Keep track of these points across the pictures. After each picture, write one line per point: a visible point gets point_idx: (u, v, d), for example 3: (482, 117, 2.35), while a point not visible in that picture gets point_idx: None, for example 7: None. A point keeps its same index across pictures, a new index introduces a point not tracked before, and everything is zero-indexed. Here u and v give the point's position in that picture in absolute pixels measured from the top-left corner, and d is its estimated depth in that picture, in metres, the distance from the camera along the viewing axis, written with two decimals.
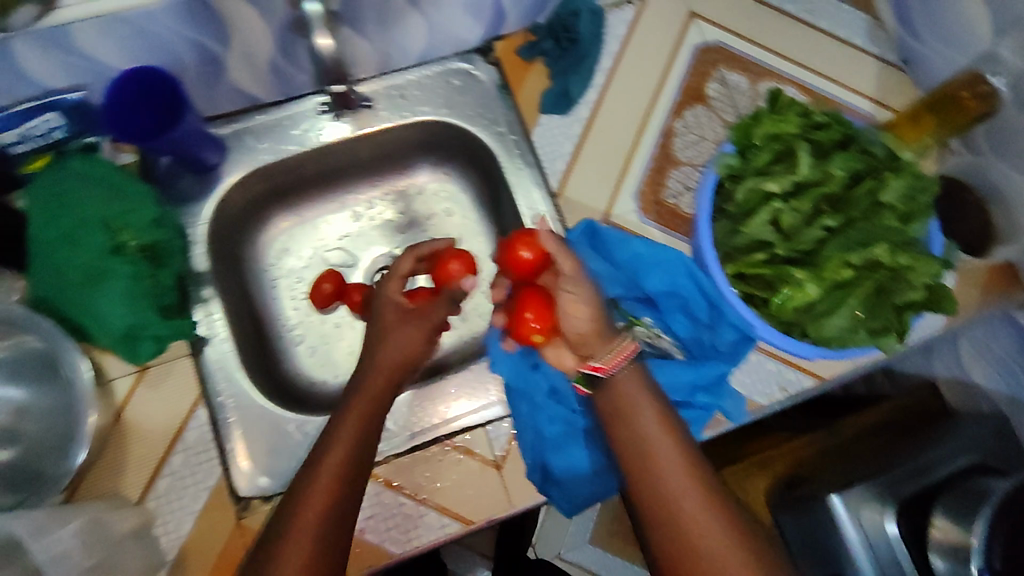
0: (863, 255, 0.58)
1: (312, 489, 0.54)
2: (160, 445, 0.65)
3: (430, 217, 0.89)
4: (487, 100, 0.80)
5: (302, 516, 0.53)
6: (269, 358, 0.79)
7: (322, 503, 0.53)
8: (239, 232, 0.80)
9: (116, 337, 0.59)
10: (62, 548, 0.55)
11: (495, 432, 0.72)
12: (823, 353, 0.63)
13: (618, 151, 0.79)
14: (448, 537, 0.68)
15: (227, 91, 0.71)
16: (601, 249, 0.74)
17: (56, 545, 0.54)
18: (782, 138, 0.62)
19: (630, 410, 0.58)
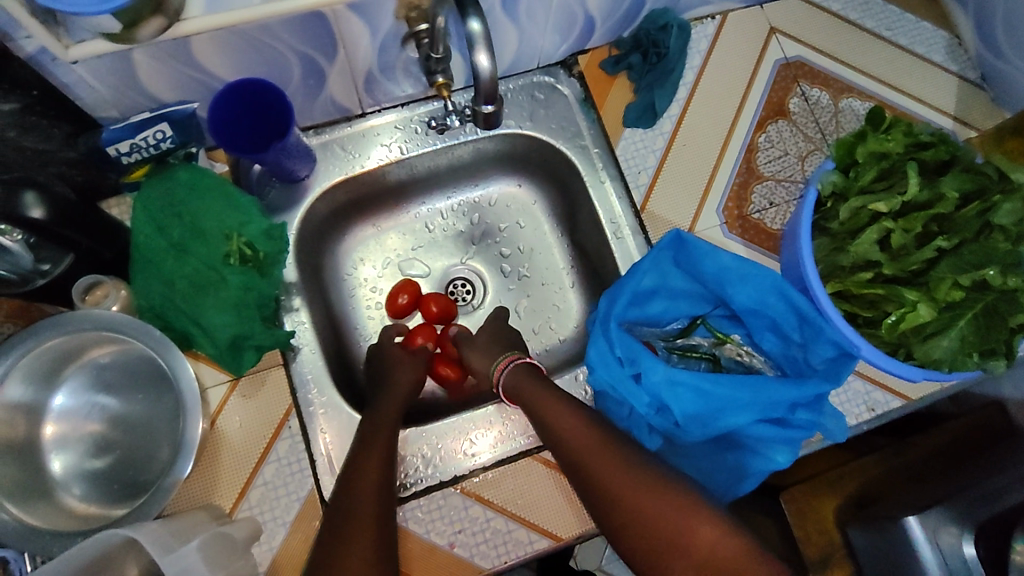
0: (975, 277, 0.57)
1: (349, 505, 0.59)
2: (254, 454, 0.65)
3: (504, 228, 0.89)
4: (569, 113, 0.81)
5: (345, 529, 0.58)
6: (349, 368, 0.79)
7: (364, 515, 0.58)
8: (321, 241, 0.80)
9: (222, 346, 0.60)
10: (186, 565, 0.53)
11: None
12: (928, 375, 0.61)
13: (702, 166, 0.79)
14: (536, 553, 0.67)
15: (324, 101, 0.72)
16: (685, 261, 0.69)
17: (181, 562, 0.53)
18: (889, 157, 0.62)
19: (594, 444, 0.63)
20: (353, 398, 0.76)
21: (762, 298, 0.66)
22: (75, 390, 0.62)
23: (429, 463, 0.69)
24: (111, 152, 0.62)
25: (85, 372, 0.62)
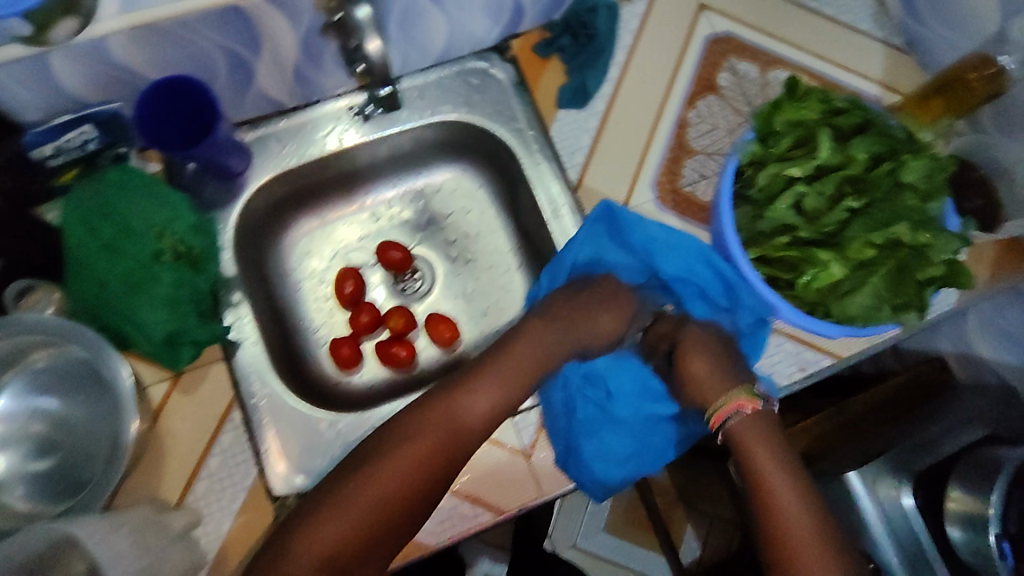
0: (886, 234, 0.60)
1: (350, 488, 0.61)
2: (197, 446, 0.68)
3: (448, 214, 0.91)
4: (503, 97, 0.81)
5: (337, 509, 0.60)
6: (296, 358, 0.81)
7: (361, 500, 0.61)
8: (261, 237, 0.81)
9: (158, 343, 0.61)
10: (119, 552, 0.54)
11: (523, 423, 0.73)
12: (847, 331, 0.65)
13: (634, 143, 0.81)
14: (481, 526, 0.69)
15: (255, 96, 0.73)
16: (619, 232, 0.77)
17: (111, 549, 0.54)
18: (804, 124, 0.64)
19: (753, 446, 0.65)
20: (299, 388, 0.78)
21: (689, 266, 0.74)
22: (14, 394, 0.62)
23: None
24: (36, 154, 0.63)
25: (22, 377, 0.62)
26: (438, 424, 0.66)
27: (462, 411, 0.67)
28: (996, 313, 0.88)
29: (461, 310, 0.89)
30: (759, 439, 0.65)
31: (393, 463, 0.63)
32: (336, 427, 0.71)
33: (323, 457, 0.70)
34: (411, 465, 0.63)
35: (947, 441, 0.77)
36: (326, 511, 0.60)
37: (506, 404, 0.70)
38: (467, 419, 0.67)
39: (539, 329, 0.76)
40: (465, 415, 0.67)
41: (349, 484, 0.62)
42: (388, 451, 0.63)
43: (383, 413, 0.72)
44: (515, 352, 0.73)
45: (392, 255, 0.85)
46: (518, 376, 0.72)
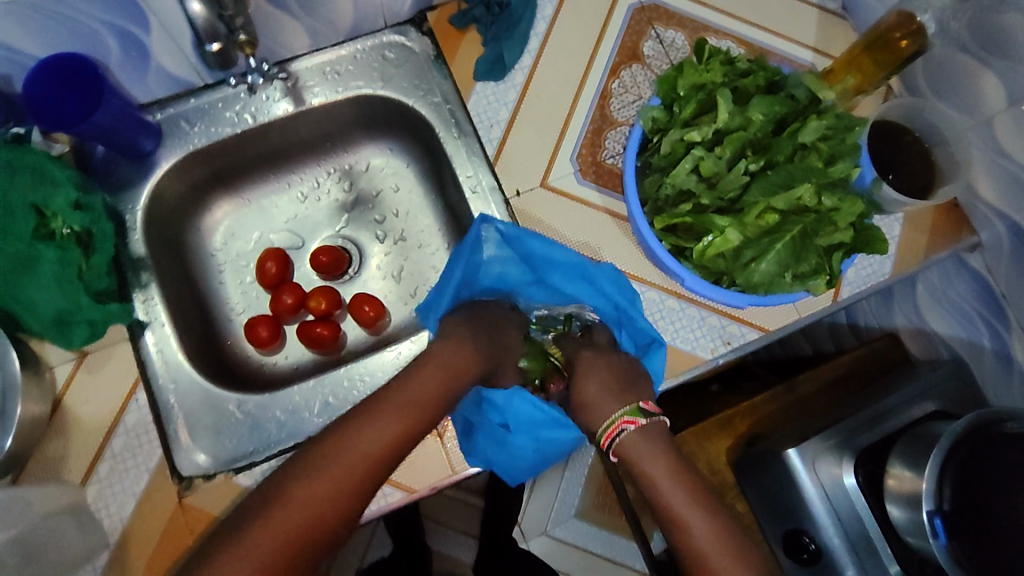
0: (787, 198, 0.58)
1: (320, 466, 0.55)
2: (102, 427, 0.66)
3: (377, 194, 0.89)
4: (421, 71, 0.80)
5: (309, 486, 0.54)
6: (216, 342, 0.80)
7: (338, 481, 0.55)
8: (178, 219, 0.80)
9: (48, 322, 0.61)
10: None
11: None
12: (753, 302, 0.63)
13: (555, 115, 0.79)
14: (390, 506, 0.68)
15: (157, 74, 0.71)
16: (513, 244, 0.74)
17: None
18: (706, 87, 0.62)
19: (644, 463, 0.63)
20: (217, 369, 0.77)
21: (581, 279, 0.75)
22: None
23: (283, 426, 0.70)
24: None
25: None
26: (397, 405, 0.61)
27: (358, 438, 0.58)
28: (946, 284, 0.90)
29: (390, 292, 0.87)
30: (650, 454, 0.63)
31: (302, 492, 0.54)
32: (245, 407, 0.70)
33: (232, 440, 0.69)
34: (330, 489, 0.55)
35: (902, 412, 0.85)
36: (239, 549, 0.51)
37: (403, 440, 0.60)
38: (375, 445, 0.58)
39: (432, 364, 0.65)
40: (363, 440, 0.58)
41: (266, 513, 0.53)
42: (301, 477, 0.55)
43: (293, 396, 0.71)
44: (433, 368, 0.65)
45: (320, 258, 0.84)
46: (415, 410, 0.61)
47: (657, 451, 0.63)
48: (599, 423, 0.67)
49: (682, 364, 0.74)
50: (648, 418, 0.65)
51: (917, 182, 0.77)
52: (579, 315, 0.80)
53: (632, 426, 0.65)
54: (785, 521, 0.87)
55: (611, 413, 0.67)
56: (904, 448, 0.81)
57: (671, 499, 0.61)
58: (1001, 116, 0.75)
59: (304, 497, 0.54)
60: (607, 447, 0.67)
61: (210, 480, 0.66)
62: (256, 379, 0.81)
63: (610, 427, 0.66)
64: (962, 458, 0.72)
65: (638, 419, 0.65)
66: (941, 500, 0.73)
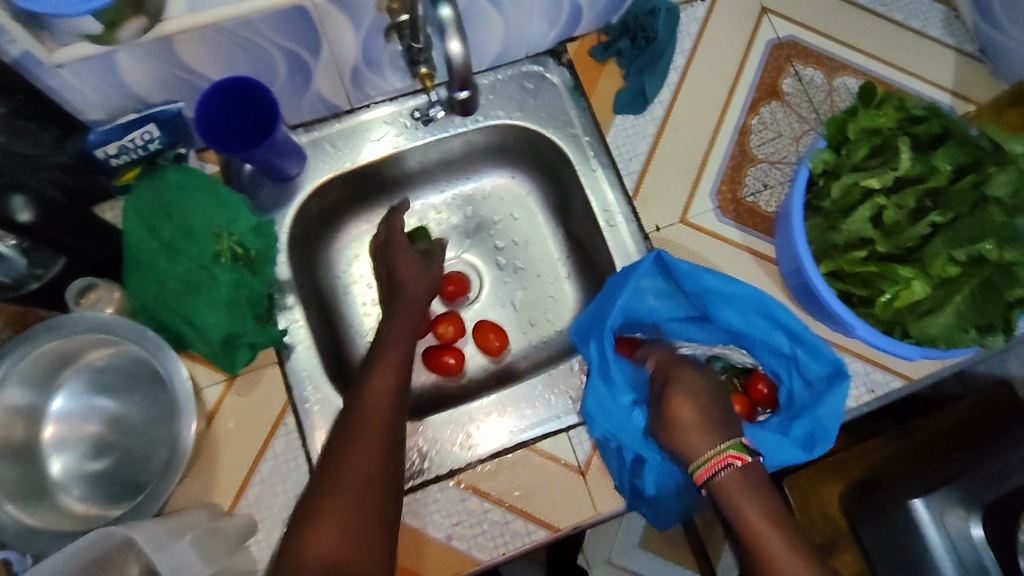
0: (971, 251, 0.57)
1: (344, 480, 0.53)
2: (251, 452, 0.65)
3: (498, 221, 0.89)
4: (560, 102, 0.79)
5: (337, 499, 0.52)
6: (345, 364, 0.79)
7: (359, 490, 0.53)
8: (313, 241, 0.81)
9: (216, 345, 0.60)
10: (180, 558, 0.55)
11: (578, 439, 0.70)
12: (925, 353, 0.61)
13: (695, 150, 0.78)
14: (534, 544, 0.66)
15: (312, 98, 0.72)
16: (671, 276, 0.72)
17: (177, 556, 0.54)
18: (881, 133, 0.62)
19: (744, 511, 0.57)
20: (348, 393, 0.77)
21: (747, 317, 0.71)
22: (74, 393, 0.62)
23: (425, 457, 0.69)
24: (98, 154, 0.61)
25: (79, 376, 0.62)
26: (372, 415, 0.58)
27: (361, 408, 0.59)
28: None
29: (509, 320, 0.87)
30: (744, 495, 0.58)
31: (336, 481, 0.53)
32: None
33: None
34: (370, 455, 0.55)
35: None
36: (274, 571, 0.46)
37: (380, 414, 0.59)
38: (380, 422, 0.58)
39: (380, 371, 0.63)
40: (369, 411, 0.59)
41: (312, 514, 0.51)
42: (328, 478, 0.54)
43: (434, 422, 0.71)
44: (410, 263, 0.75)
45: (446, 288, 0.84)
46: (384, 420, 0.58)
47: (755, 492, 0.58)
48: (694, 456, 0.61)
49: None
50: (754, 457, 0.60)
51: None
52: (727, 356, 0.74)
53: (739, 461, 0.60)
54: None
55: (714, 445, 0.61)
56: None
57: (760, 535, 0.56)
58: None
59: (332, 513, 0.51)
60: (701, 480, 0.60)
61: None
62: None
63: (714, 458, 0.60)
64: None
65: (743, 454, 0.60)
66: None
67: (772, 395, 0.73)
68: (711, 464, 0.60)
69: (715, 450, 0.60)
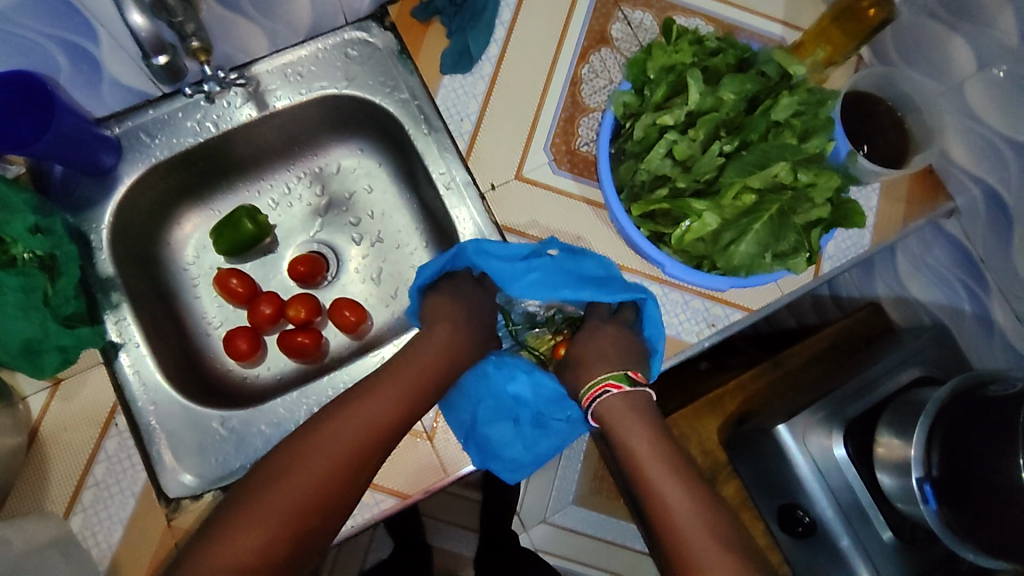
0: (762, 177, 0.57)
1: (287, 484, 0.59)
2: (82, 455, 0.64)
3: (351, 196, 0.87)
4: (386, 67, 0.77)
5: (276, 494, 0.59)
6: (196, 358, 0.79)
7: (300, 494, 0.59)
8: (148, 235, 0.78)
9: (14, 351, 0.58)
10: None
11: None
12: (734, 283, 0.62)
13: (527, 104, 0.77)
14: (382, 514, 0.67)
15: (113, 87, 0.69)
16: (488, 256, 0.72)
17: None
18: (676, 69, 0.61)
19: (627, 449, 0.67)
20: (198, 384, 0.76)
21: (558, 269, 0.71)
22: None
23: (269, 440, 0.69)
24: None
25: None
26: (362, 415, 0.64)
27: (377, 395, 0.65)
28: (926, 245, 0.90)
29: (371, 294, 0.86)
30: (626, 419, 0.68)
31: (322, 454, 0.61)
32: (228, 424, 0.69)
33: (216, 458, 0.68)
34: (315, 479, 0.60)
35: (887, 381, 0.86)
36: (259, 499, 0.58)
37: (426, 389, 0.67)
38: (379, 413, 0.63)
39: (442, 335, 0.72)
40: (378, 409, 0.64)
41: (286, 473, 0.60)
42: (314, 452, 0.61)
43: (276, 404, 0.70)
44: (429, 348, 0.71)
45: (297, 269, 0.82)
46: (421, 386, 0.67)
47: (638, 415, 0.69)
48: (584, 381, 0.71)
49: (667, 350, 0.73)
50: (634, 385, 0.69)
51: (892, 149, 0.77)
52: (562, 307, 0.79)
53: (615, 390, 0.69)
54: (780, 496, 0.88)
55: (595, 376, 0.70)
56: (892, 416, 0.82)
57: (652, 480, 0.65)
58: (971, 80, 0.75)
59: (267, 504, 0.58)
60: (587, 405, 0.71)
61: (197, 501, 0.67)
62: (238, 394, 0.79)
63: (593, 388, 0.70)
64: (945, 425, 0.74)
65: (621, 384, 0.69)
66: (930, 467, 0.74)
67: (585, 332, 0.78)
68: (591, 391, 0.70)
69: (597, 378, 0.70)
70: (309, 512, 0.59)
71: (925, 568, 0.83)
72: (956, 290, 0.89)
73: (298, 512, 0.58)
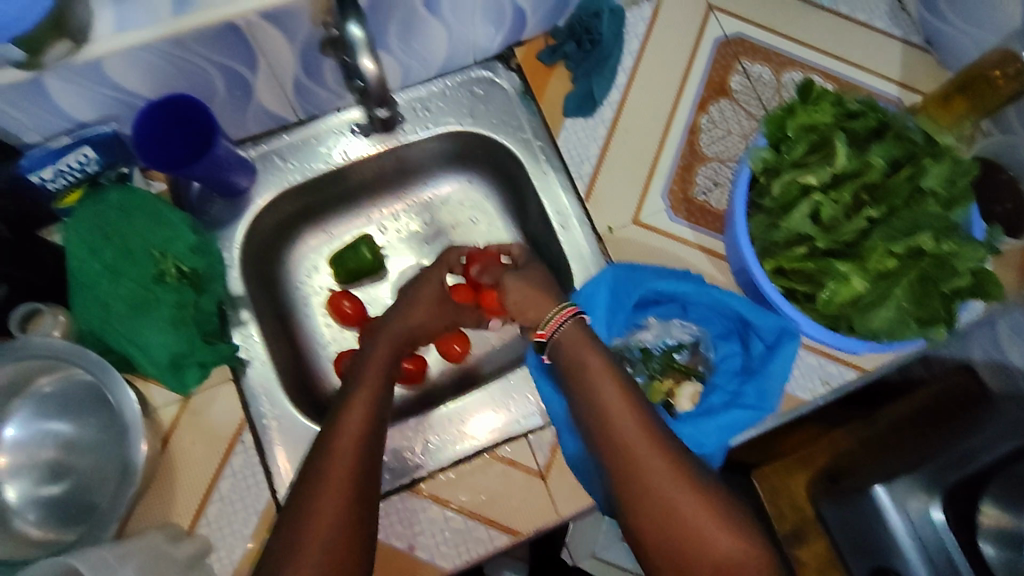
0: (908, 244, 0.58)
1: (324, 481, 0.58)
2: (209, 469, 0.66)
3: (456, 226, 0.89)
4: (510, 107, 0.80)
5: (320, 498, 0.57)
6: (306, 377, 0.80)
7: (337, 492, 0.58)
8: (268, 254, 0.80)
9: (162, 366, 0.60)
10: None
11: (538, 443, 0.71)
12: (871, 346, 0.63)
13: (646, 150, 0.79)
14: (497, 549, 0.67)
15: (257, 113, 0.72)
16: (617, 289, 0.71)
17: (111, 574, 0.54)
18: (817, 129, 0.62)
19: (605, 414, 0.60)
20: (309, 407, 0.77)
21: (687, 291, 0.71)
22: (24, 420, 0.63)
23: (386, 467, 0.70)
24: (32, 179, 0.59)
25: (30, 403, 0.63)
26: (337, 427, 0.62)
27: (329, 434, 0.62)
28: None
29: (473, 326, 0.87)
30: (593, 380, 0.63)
31: (327, 474, 0.59)
32: None
33: None
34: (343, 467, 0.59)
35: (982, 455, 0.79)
36: (312, 501, 0.57)
37: (369, 418, 0.64)
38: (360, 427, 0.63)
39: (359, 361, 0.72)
40: (350, 423, 0.63)
41: (310, 488, 0.58)
42: (299, 525, 0.56)
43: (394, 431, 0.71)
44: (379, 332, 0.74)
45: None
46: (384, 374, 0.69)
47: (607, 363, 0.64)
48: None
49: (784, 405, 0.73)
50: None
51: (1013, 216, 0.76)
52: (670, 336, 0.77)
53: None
54: None
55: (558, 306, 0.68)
56: (999, 489, 0.78)
57: (625, 435, 0.59)
58: None
59: (319, 513, 0.57)
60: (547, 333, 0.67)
61: None
62: None
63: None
64: None
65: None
66: None
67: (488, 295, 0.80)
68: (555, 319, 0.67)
69: (557, 309, 0.67)
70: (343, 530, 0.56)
71: None
72: None
73: (335, 527, 0.56)
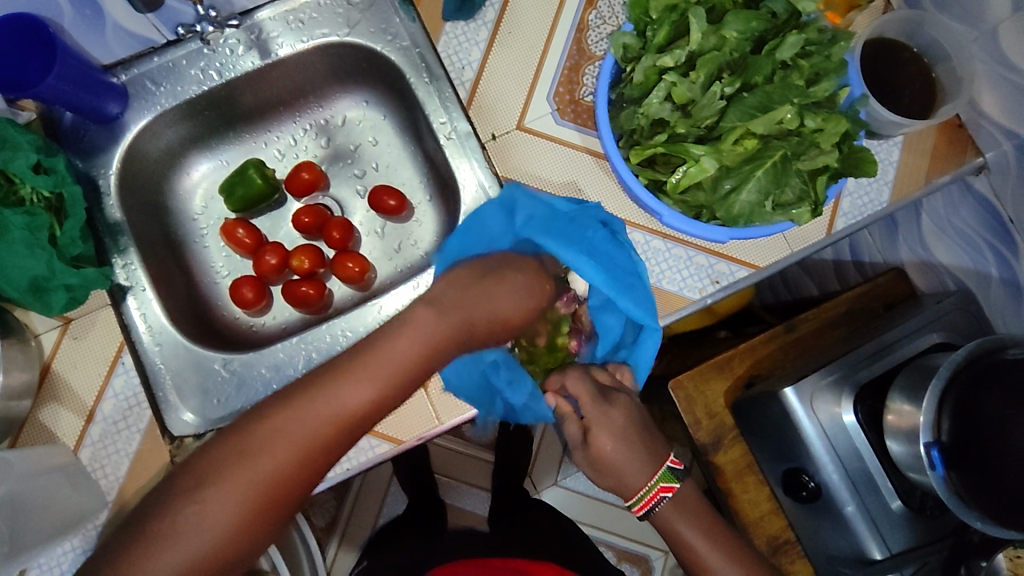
0: (766, 122, 0.56)
1: (292, 419, 0.52)
2: (92, 391, 0.68)
3: (356, 148, 0.87)
4: (387, 14, 0.76)
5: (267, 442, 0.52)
6: (204, 306, 0.82)
7: (296, 449, 0.52)
8: (154, 183, 0.80)
9: (22, 289, 0.61)
10: None
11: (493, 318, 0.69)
12: (732, 234, 0.60)
13: (531, 52, 0.75)
14: (378, 457, 0.68)
15: (117, 32, 0.70)
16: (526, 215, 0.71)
17: None
18: (678, 7, 0.58)
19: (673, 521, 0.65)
20: (206, 332, 0.78)
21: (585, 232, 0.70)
22: None
23: (269, 383, 0.72)
24: None
25: None
26: (322, 401, 0.53)
27: (336, 395, 0.54)
28: (951, 212, 0.86)
29: (375, 247, 0.86)
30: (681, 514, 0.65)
31: (303, 420, 0.53)
32: (230, 366, 0.72)
33: (215, 398, 0.71)
34: (300, 442, 0.52)
35: (901, 345, 0.81)
36: (254, 440, 0.52)
37: (386, 398, 0.56)
38: (270, 476, 0.51)
39: (435, 318, 0.60)
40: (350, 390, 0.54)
41: (260, 422, 0.53)
42: (211, 478, 0.50)
43: (276, 349, 0.72)
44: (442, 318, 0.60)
45: (302, 220, 0.83)
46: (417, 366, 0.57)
47: (694, 512, 0.66)
48: (629, 494, 0.65)
49: (669, 305, 0.72)
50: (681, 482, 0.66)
51: (916, 102, 0.72)
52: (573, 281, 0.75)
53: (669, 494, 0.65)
54: (786, 460, 0.84)
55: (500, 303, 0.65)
56: (904, 384, 0.77)
57: (691, 542, 0.64)
58: (1006, 24, 0.70)
59: (260, 459, 0.51)
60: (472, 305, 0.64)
61: (199, 440, 0.69)
62: (245, 340, 0.82)
63: (647, 495, 0.64)
64: (958, 389, 0.70)
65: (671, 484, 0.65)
66: (940, 432, 0.70)
67: (331, 231, 0.82)
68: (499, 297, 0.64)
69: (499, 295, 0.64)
70: (271, 494, 0.51)
71: (933, 538, 0.79)
72: (983, 254, 0.84)
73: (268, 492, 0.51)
